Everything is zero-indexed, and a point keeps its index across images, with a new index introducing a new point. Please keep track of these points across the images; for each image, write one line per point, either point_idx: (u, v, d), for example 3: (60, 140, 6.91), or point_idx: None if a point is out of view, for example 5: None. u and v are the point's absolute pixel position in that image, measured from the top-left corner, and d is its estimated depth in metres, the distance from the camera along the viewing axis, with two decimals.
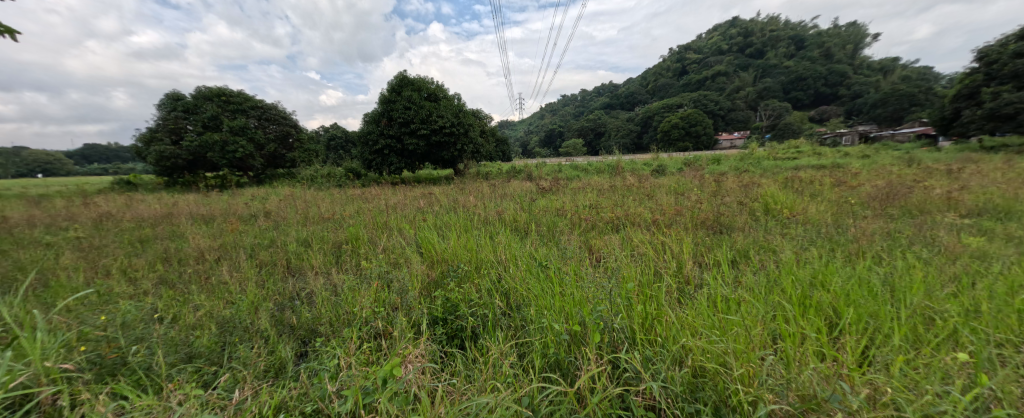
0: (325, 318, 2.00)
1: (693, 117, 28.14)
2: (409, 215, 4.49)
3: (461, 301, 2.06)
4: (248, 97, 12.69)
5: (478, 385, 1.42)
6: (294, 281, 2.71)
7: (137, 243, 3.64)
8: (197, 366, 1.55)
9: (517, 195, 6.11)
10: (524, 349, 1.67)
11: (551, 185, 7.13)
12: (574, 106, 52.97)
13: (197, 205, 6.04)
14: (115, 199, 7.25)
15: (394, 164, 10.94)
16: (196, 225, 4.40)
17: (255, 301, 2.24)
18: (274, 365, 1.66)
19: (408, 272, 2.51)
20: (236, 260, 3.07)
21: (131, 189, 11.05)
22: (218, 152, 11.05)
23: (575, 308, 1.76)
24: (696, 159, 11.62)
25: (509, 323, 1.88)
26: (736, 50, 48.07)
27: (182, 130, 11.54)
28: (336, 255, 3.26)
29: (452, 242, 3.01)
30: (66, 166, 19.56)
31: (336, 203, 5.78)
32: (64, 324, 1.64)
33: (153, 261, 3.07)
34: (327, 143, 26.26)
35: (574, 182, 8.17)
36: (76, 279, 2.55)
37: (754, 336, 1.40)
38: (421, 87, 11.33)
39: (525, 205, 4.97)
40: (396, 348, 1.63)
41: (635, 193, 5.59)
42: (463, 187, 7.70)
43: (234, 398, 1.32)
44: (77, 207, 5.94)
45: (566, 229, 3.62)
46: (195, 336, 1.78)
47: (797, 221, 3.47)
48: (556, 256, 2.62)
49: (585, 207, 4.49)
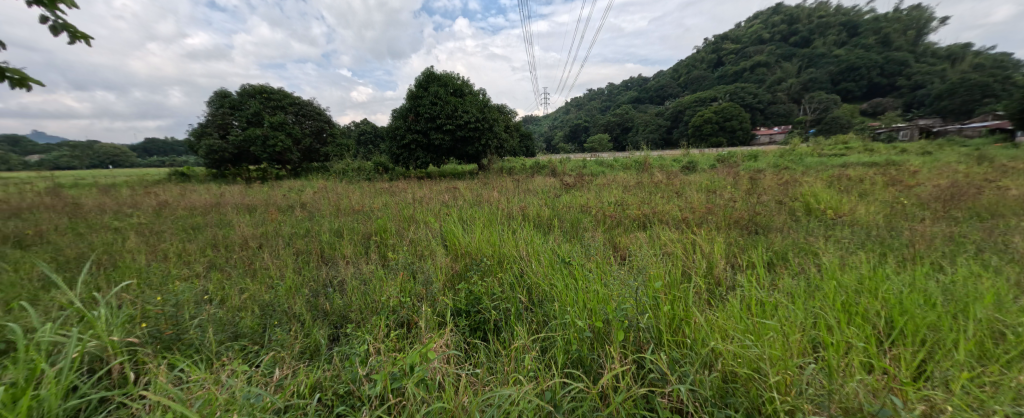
0: (356, 305, 2.10)
1: (728, 110, 26.66)
2: (435, 208, 4.58)
3: (484, 295, 2.08)
4: (287, 94, 13.37)
5: (502, 378, 1.45)
6: (327, 268, 2.86)
7: (191, 230, 3.96)
8: (242, 344, 1.68)
9: (540, 190, 6.06)
10: (547, 344, 1.68)
11: (575, 181, 7.03)
12: (600, 100, 51.68)
13: (240, 196, 6.47)
14: (170, 189, 7.87)
15: (420, 159, 11.17)
16: (241, 215, 4.72)
17: (292, 286, 2.39)
18: (309, 347, 1.76)
19: (432, 264, 2.59)
20: (275, 247, 3.27)
21: (185, 180, 12.01)
22: (260, 146, 11.77)
23: (599, 305, 1.74)
24: (732, 155, 11.06)
25: (532, 319, 1.90)
26: (779, 39, 45.19)
27: (229, 125, 12.38)
28: (365, 245, 3.40)
29: (476, 236, 3.05)
30: (130, 159, 21.56)
31: (365, 196, 5.99)
32: (127, 302, 1.80)
33: (204, 247, 3.33)
34: (358, 138, 27.36)
35: (600, 178, 8.01)
36: (140, 261, 2.83)
37: (792, 343, 1.33)
38: (447, 83, 11.47)
39: (549, 201, 4.94)
40: (422, 336, 1.69)
41: (663, 190, 5.41)
42: (487, 182, 7.75)
43: (275, 376, 1.41)
44: (139, 196, 6.52)
45: (590, 226, 3.57)
46: (241, 316, 1.92)
47: (843, 222, 3.22)
48: (579, 253, 2.59)
49: (610, 204, 4.38)
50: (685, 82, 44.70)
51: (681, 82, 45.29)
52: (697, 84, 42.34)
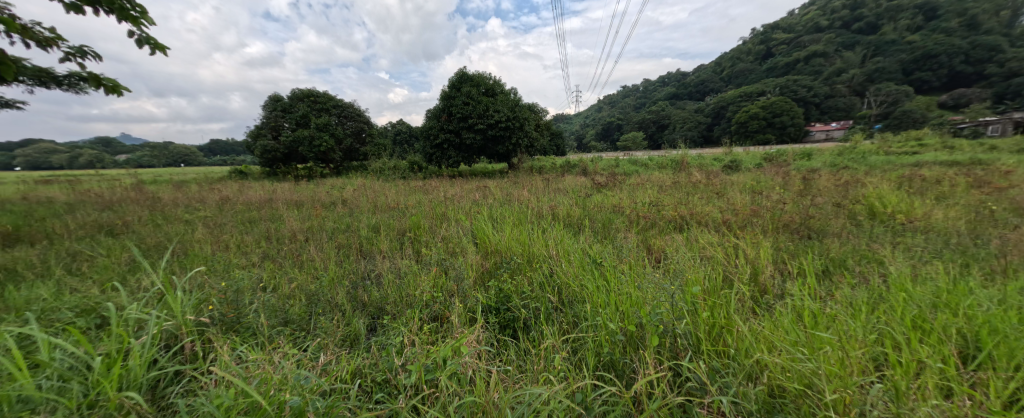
0: (391, 298, 2.19)
1: (777, 104, 24.76)
2: (465, 207, 4.68)
3: (514, 293, 2.10)
4: (331, 97, 14.21)
5: (532, 376, 1.45)
6: (365, 262, 3.02)
7: (248, 223, 4.34)
8: (292, 330, 1.82)
9: (571, 189, 6.00)
10: (577, 345, 1.67)
11: (607, 180, 6.86)
12: (635, 96, 49.99)
13: (290, 193, 6.99)
14: (230, 186, 8.66)
15: (452, 157, 11.43)
16: (290, 210, 5.09)
17: (335, 278, 2.55)
18: (349, 336, 1.87)
19: (464, 261, 2.64)
20: (320, 241, 3.50)
21: (242, 177, 13.17)
22: (307, 146, 12.62)
23: (632, 308, 1.69)
24: (781, 154, 10.25)
25: (562, 319, 1.89)
26: (839, 26, 41.17)
27: (280, 127, 13.38)
28: (400, 241, 3.54)
29: (506, 234, 3.07)
30: (197, 159, 24.01)
31: (400, 194, 6.23)
32: (196, 287, 2.01)
33: (259, 238, 3.63)
34: (395, 138, 28.51)
35: (634, 177, 7.74)
36: (207, 249, 3.15)
37: (852, 360, 1.22)
38: (479, 83, 11.63)
39: (580, 200, 4.86)
40: (454, 331, 1.74)
41: (703, 191, 5.14)
42: (517, 181, 7.77)
43: (321, 360, 1.51)
44: (205, 191, 7.24)
45: (622, 226, 3.47)
46: (291, 303, 2.08)
47: (914, 228, 2.88)
48: (610, 254, 2.53)
49: (644, 204, 4.23)
50: (729, 76, 42.05)
51: (724, 76, 42.67)
52: (742, 78, 39.68)
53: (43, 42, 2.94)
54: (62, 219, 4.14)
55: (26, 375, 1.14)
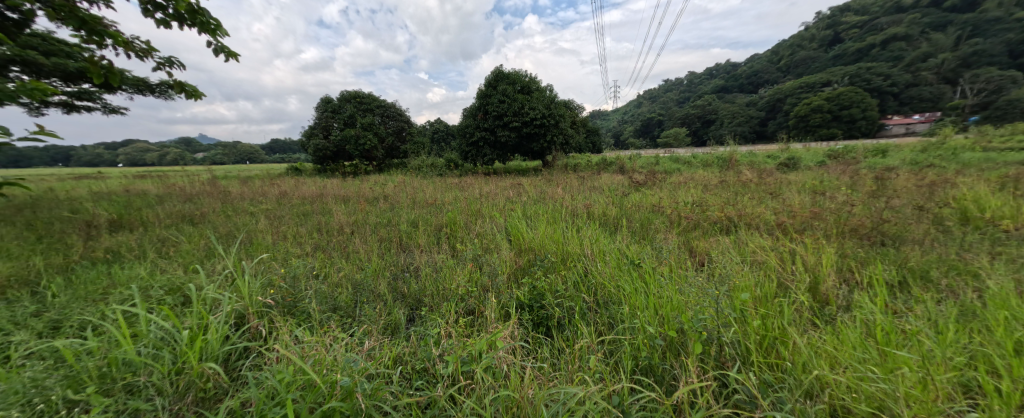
0: (429, 291, 2.28)
1: (846, 94, 22.19)
2: (499, 204, 4.72)
3: (547, 291, 2.09)
4: (375, 98, 14.98)
5: (567, 375, 1.44)
6: (405, 255, 3.16)
7: (302, 216, 4.72)
8: (340, 316, 1.96)
9: (607, 188, 5.83)
10: (613, 347, 1.63)
11: (646, 178, 6.59)
12: (678, 90, 47.41)
13: (338, 188, 7.49)
14: (286, 182, 9.46)
15: (488, 155, 11.59)
16: (338, 204, 5.46)
17: (377, 269, 2.70)
18: (390, 324, 1.97)
19: (498, 258, 2.68)
20: (364, 234, 3.72)
21: (297, 174, 14.33)
22: (353, 145, 13.43)
23: (673, 312, 1.62)
24: (848, 151, 9.22)
25: (598, 320, 1.85)
26: (925, 4, 36.06)
27: (330, 127, 14.35)
28: (437, 236, 3.67)
29: (540, 232, 3.06)
30: (260, 158, 26.49)
31: (437, 190, 6.43)
32: (259, 272, 2.23)
33: (312, 230, 3.94)
34: (433, 136, 29.46)
35: (675, 176, 7.37)
36: (268, 239, 3.47)
37: (936, 384, 1.08)
38: (515, 80, 11.65)
39: (617, 199, 4.72)
40: (489, 326, 1.77)
41: (753, 191, 4.76)
42: (552, 179, 7.71)
43: (366, 345, 1.61)
44: (266, 186, 7.97)
45: (662, 227, 3.32)
46: (339, 291, 2.23)
47: (1020, 237, 2.46)
48: (649, 255, 2.43)
49: (687, 204, 4.01)
50: (787, 65, 38.49)
51: (781, 66, 39.13)
52: (803, 67, 36.14)
53: (141, 53, 3.39)
54: (154, 208, 4.77)
55: (129, 342, 1.34)
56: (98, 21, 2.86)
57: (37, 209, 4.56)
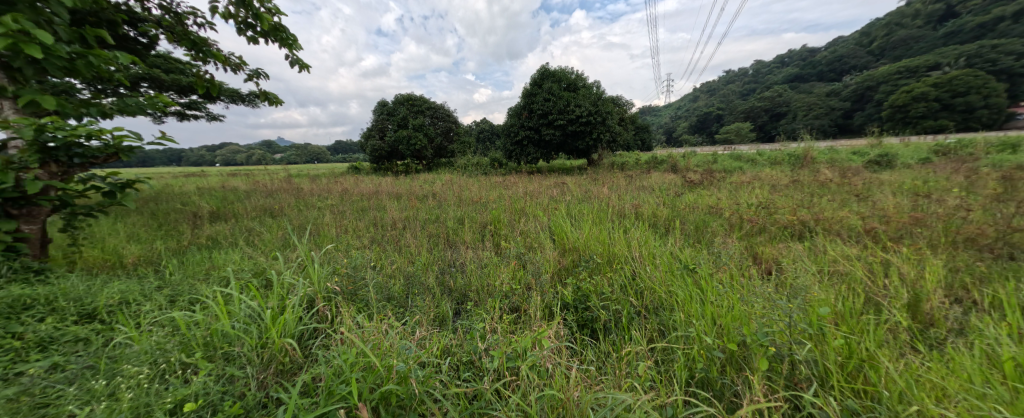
0: (474, 286, 2.34)
1: (960, 78, 18.48)
2: (544, 203, 4.69)
3: (593, 293, 2.04)
4: (426, 100, 15.73)
5: (614, 380, 1.40)
6: (452, 251, 3.28)
7: (360, 211, 5.13)
8: (393, 305, 2.09)
9: (658, 187, 5.52)
10: (665, 355, 1.55)
11: (701, 177, 6.12)
12: (742, 82, 43.34)
13: (391, 186, 8.00)
14: (347, 180, 10.33)
15: (532, 154, 11.61)
16: (392, 201, 5.84)
17: (427, 263, 2.84)
18: (439, 316, 2.06)
19: (541, 256, 2.66)
20: (415, 230, 3.93)
21: (356, 172, 15.58)
22: (405, 145, 14.25)
23: (734, 323, 1.50)
24: (962, 146, 7.71)
25: (648, 326, 1.76)
26: None
27: (385, 128, 15.36)
28: (482, 233, 3.76)
29: (585, 232, 2.99)
30: (326, 158, 29.25)
31: (482, 188, 6.58)
32: (323, 261, 2.46)
33: (369, 224, 4.26)
34: (479, 136, 30.19)
35: (735, 175, 6.76)
36: (332, 231, 3.83)
37: None
38: (561, 78, 11.49)
39: (668, 199, 4.45)
40: (533, 324, 1.78)
41: (834, 192, 4.19)
42: (597, 177, 7.50)
43: (417, 334, 1.70)
44: (330, 184, 8.78)
45: (719, 230, 3.07)
46: (393, 282, 2.38)
47: None
48: (706, 260, 2.25)
49: (751, 206, 3.65)
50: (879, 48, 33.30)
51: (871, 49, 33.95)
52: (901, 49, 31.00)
53: (235, 66, 3.91)
54: (242, 202, 5.49)
55: (225, 316, 1.56)
56: (204, 42, 3.36)
57: (158, 201, 5.50)
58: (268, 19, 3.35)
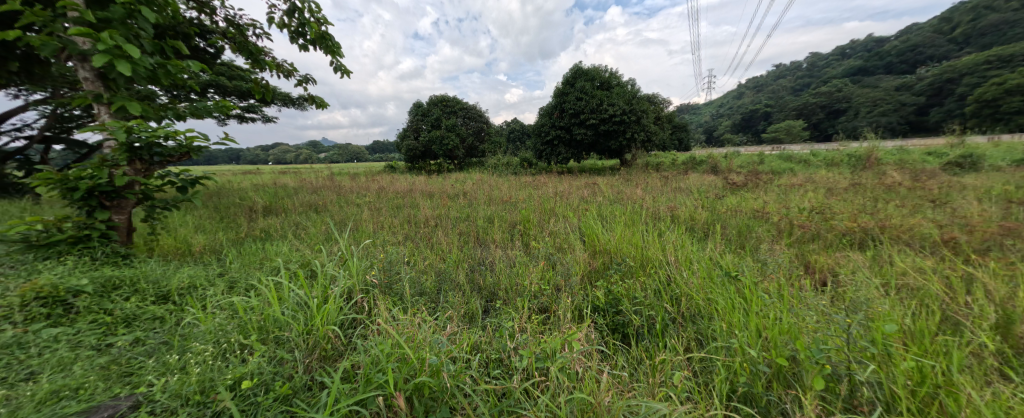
0: (503, 285, 2.36)
1: None
2: (574, 203, 4.63)
3: (625, 297, 1.98)
4: (459, 101, 16.07)
5: (648, 389, 1.35)
6: (482, 249, 3.32)
7: (396, 208, 5.34)
8: (425, 299, 2.16)
9: (696, 189, 5.24)
10: (703, 366, 1.48)
11: (745, 179, 5.74)
12: (794, 76, 40.12)
13: (424, 184, 8.25)
14: (383, 178, 10.79)
15: (562, 154, 11.50)
16: (425, 199, 6.03)
17: (457, 260, 2.90)
18: (469, 313, 2.10)
19: (571, 258, 2.63)
20: (446, 227, 4.03)
21: (392, 170, 16.26)
22: (438, 145, 14.65)
23: (781, 336, 1.39)
24: None
25: (684, 334, 1.69)
26: None
27: (419, 129, 15.87)
28: (511, 232, 3.78)
29: (617, 234, 2.91)
30: (365, 158, 30.79)
31: (512, 188, 6.61)
32: (361, 256, 2.59)
33: (403, 221, 4.42)
34: (509, 136, 30.36)
35: (784, 177, 6.27)
36: (370, 227, 4.02)
37: None
38: (594, 77, 11.26)
39: (707, 202, 4.22)
40: (562, 326, 1.76)
41: (903, 197, 3.76)
42: (630, 178, 7.28)
43: (448, 329, 1.75)
44: (369, 182, 9.23)
45: (765, 236, 2.86)
46: (426, 277, 2.46)
47: None
48: (749, 268, 2.12)
49: (802, 210, 3.37)
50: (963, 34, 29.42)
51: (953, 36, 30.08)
52: None
53: (287, 73, 4.21)
54: (291, 198, 5.93)
55: (277, 303, 1.69)
56: (261, 51, 3.66)
57: (220, 196, 6.07)
58: (317, 28, 3.58)
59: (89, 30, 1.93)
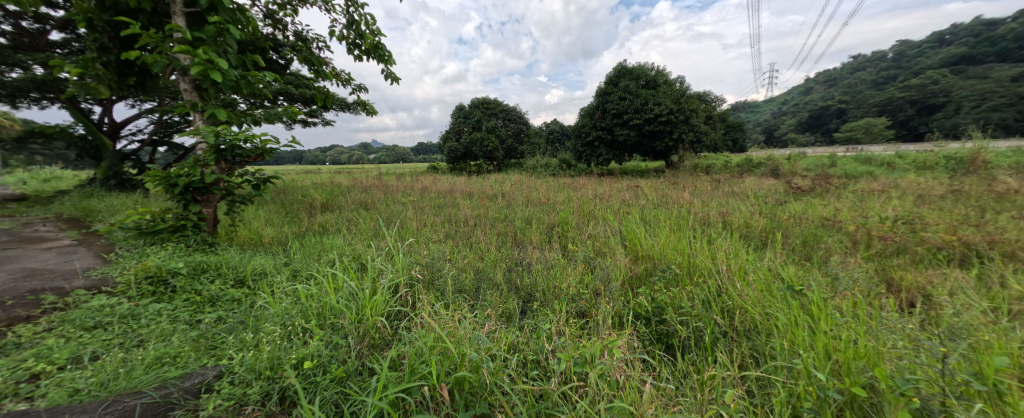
0: (540, 287, 2.35)
1: None
2: (614, 206, 4.49)
3: (669, 306, 1.88)
4: (500, 103, 16.31)
5: (695, 405, 1.27)
6: (519, 250, 3.33)
7: (438, 207, 5.55)
8: (464, 296, 2.22)
9: (752, 194, 4.83)
10: (760, 386, 1.36)
11: (811, 184, 5.18)
12: (875, 68, 35.45)
13: (464, 185, 8.48)
14: (426, 178, 11.26)
15: (603, 155, 11.21)
16: (465, 199, 6.19)
17: (495, 260, 2.94)
18: (506, 312, 2.12)
19: (612, 262, 2.55)
20: (485, 227, 4.10)
21: (435, 171, 16.92)
22: (479, 146, 14.99)
23: (857, 361, 1.24)
24: None
25: (738, 350, 1.56)
26: None
27: (461, 131, 16.35)
28: (548, 234, 3.76)
29: (661, 240, 2.77)
30: (410, 158, 32.36)
31: (551, 189, 6.57)
32: (405, 252, 2.72)
33: (445, 220, 4.58)
34: (549, 137, 30.18)
35: (861, 181, 5.56)
36: (414, 224, 4.22)
37: None
38: (639, 75, 10.83)
39: (765, 207, 3.87)
40: (601, 332, 1.71)
41: (1021, 208, 3.16)
42: (675, 181, 6.91)
43: (487, 326, 1.78)
44: (413, 182, 9.68)
45: (835, 247, 2.56)
46: (465, 275, 2.52)
47: None
48: (816, 282, 1.91)
49: (882, 220, 2.96)
50: None
51: None
52: None
53: (343, 81, 4.55)
54: (344, 196, 6.41)
55: (332, 293, 1.83)
56: (322, 62, 3.99)
57: (285, 193, 6.74)
58: (371, 39, 3.83)
59: (189, 48, 2.24)
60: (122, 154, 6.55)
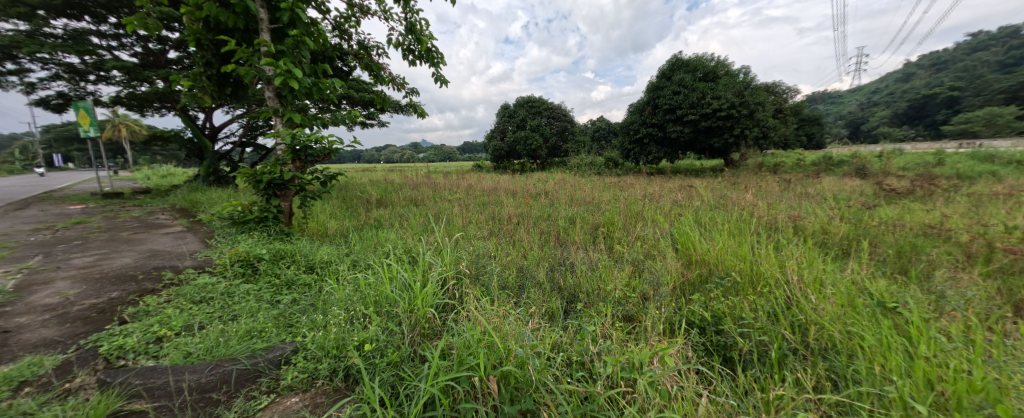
0: (584, 288, 2.31)
1: None
2: (665, 207, 4.25)
3: (728, 316, 1.74)
4: (544, 102, 16.20)
5: None
6: (563, 249, 3.29)
7: (482, 205, 5.67)
8: (508, 293, 2.25)
9: (831, 196, 4.27)
10: (839, 412, 1.20)
11: (908, 186, 4.45)
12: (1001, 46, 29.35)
13: (508, 183, 8.56)
14: (471, 176, 11.57)
15: (653, 153, 10.63)
16: (508, 197, 6.26)
17: (538, 258, 2.94)
18: (549, 311, 2.12)
19: (662, 265, 2.42)
20: (528, 226, 4.10)
21: (479, 169, 17.29)
22: (523, 145, 15.03)
23: (971, 396, 1.05)
24: None
25: (811, 370, 1.40)
26: None
27: (505, 130, 16.51)
28: (593, 234, 3.67)
29: (718, 244, 2.56)
30: (455, 157, 33.40)
31: (596, 189, 6.38)
32: (451, 247, 2.82)
33: (489, 217, 4.68)
34: (595, 135, 29.30)
35: (977, 183, 4.65)
36: (460, 221, 4.36)
37: None
38: (696, 67, 10.09)
39: (846, 211, 3.41)
40: (651, 337, 1.64)
41: None
42: (735, 181, 6.33)
43: (530, 323, 1.80)
44: (459, 180, 10.00)
45: (940, 260, 2.19)
46: (509, 272, 2.55)
47: None
48: (913, 299, 1.65)
49: (1007, 229, 2.46)
50: None
51: None
52: None
53: (399, 86, 4.84)
54: (396, 193, 6.81)
55: (387, 283, 1.96)
56: (380, 68, 4.28)
57: (345, 189, 7.34)
58: (424, 44, 4.02)
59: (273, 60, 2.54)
60: (219, 154, 7.61)
